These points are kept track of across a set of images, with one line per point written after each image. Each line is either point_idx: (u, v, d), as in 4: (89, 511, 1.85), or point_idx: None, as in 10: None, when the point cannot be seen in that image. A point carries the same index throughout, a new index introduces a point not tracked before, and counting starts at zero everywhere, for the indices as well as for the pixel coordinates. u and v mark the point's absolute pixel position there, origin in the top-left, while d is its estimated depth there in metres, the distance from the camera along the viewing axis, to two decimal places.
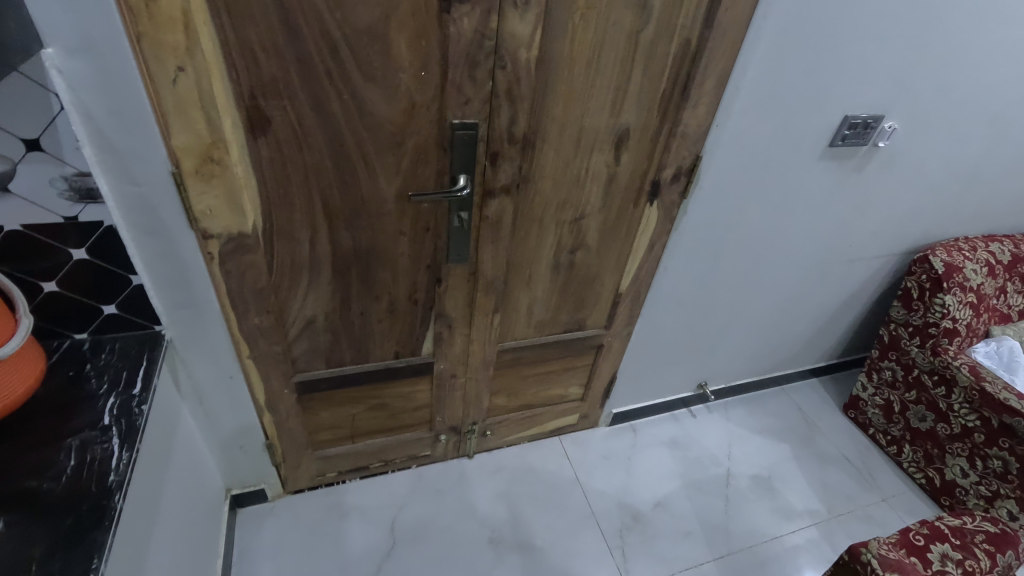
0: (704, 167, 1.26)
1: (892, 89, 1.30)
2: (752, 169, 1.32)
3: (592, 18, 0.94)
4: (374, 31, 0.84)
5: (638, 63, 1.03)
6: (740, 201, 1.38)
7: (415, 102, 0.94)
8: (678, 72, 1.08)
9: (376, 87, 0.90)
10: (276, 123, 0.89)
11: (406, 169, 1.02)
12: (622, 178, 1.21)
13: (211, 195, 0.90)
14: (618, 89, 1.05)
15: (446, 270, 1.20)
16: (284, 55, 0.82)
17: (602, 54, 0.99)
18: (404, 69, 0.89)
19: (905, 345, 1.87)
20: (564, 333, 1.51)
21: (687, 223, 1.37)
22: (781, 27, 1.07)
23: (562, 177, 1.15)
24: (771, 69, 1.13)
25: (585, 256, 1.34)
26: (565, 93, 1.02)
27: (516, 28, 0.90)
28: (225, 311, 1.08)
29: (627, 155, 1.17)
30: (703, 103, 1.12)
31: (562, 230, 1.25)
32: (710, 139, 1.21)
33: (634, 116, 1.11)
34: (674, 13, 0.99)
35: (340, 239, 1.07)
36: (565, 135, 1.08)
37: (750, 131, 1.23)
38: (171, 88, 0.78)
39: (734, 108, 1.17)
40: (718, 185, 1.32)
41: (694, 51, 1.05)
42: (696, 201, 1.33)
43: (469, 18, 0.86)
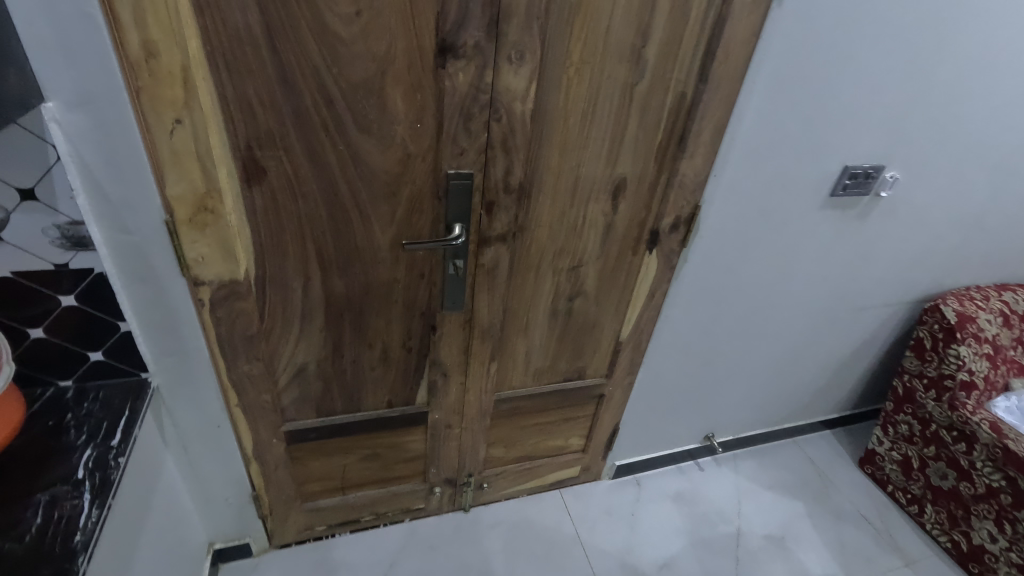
0: (703, 216, 1.25)
1: (891, 139, 1.30)
2: (753, 217, 1.31)
3: (586, 72, 0.95)
4: (371, 85, 0.86)
5: (634, 114, 1.04)
6: (742, 250, 1.37)
7: (410, 153, 0.94)
8: (674, 123, 1.08)
9: (372, 138, 0.91)
10: (271, 173, 0.89)
11: (400, 218, 1.01)
12: (620, 227, 1.20)
13: (203, 243, 0.91)
14: (614, 140, 1.06)
15: (441, 317, 1.17)
16: (281, 108, 0.84)
17: (598, 107, 1.00)
18: (399, 121, 0.90)
19: (920, 398, 1.79)
20: (563, 382, 1.47)
21: (688, 272, 1.35)
22: (775, 81, 1.09)
23: (558, 225, 1.14)
24: (767, 120, 1.14)
25: (584, 304, 1.31)
26: (560, 144, 1.02)
27: (511, 82, 0.91)
28: (214, 359, 1.06)
29: (625, 205, 1.17)
30: (700, 154, 1.13)
31: (560, 277, 1.23)
32: (708, 188, 1.20)
33: (631, 166, 1.11)
34: (668, 67, 1.00)
35: (333, 286, 1.06)
36: (561, 184, 1.08)
37: (748, 180, 1.23)
38: (168, 140, 0.80)
39: (731, 158, 1.17)
40: (718, 232, 1.30)
41: (689, 104, 1.06)
42: (697, 249, 1.31)
43: (464, 73, 0.88)
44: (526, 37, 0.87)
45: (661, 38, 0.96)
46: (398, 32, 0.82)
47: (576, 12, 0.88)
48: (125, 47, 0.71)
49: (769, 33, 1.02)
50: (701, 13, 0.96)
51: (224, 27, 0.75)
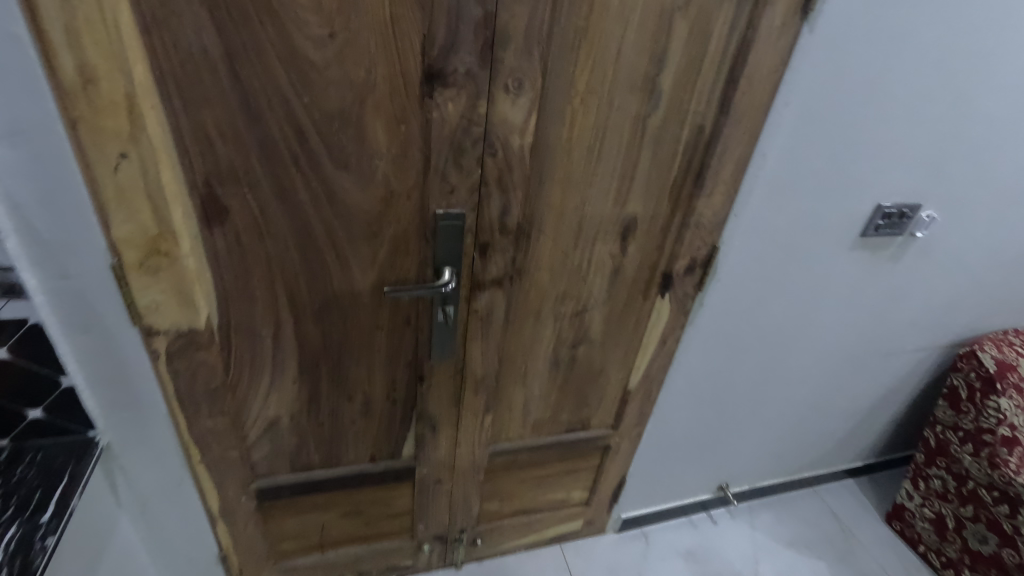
0: (721, 258, 1.13)
1: (929, 177, 1.18)
2: (777, 260, 1.19)
3: (593, 103, 0.85)
4: (348, 115, 0.75)
5: (645, 149, 0.93)
6: (763, 293, 1.25)
7: (394, 191, 0.84)
8: (690, 158, 0.97)
9: (350, 174, 0.80)
10: (235, 211, 0.79)
11: (383, 261, 0.90)
12: (630, 269, 1.09)
13: (157, 289, 0.80)
14: (623, 176, 0.95)
15: (429, 367, 1.06)
16: (244, 141, 0.73)
17: (605, 140, 0.90)
18: (381, 156, 0.80)
19: (955, 452, 1.65)
20: (566, 432, 1.34)
21: (704, 317, 1.23)
22: (804, 113, 0.98)
23: (561, 268, 1.03)
24: (795, 155, 1.03)
25: (589, 351, 1.19)
26: (563, 181, 0.92)
27: (508, 113, 0.81)
28: (172, 413, 0.95)
29: (635, 246, 1.05)
30: (719, 191, 1.01)
31: (562, 323, 1.12)
32: (727, 228, 1.09)
33: (642, 205, 1.00)
34: (685, 97, 0.90)
35: (308, 335, 0.95)
36: (564, 225, 0.97)
37: (772, 219, 1.11)
38: (112, 175, 0.70)
39: (754, 197, 1.06)
40: (737, 275, 1.18)
41: (708, 137, 0.95)
42: (713, 293, 1.19)
43: (454, 103, 0.77)
44: (526, 64, 0.77)
45: (677, 65, 0.86)
46: (378, 56, 0.72)
47: (581, 37, 0.78)
48: (57, 71, 0.62)
49: (799, 62, 0.91)
50: (722, 39, 0.86)
51: (177, 50, 0.66)
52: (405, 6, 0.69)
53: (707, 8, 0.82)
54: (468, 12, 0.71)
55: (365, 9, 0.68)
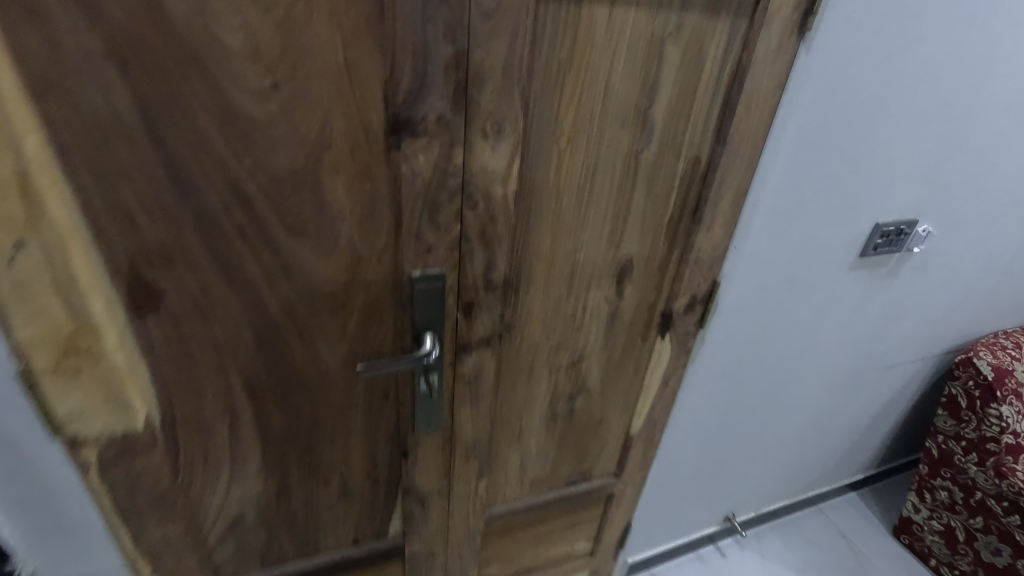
0: (722, 292, 1.05)
1: (924, 192, 1.14)
2: (777, 289, 1.13)
3: (581, 142, 0.76)
4: (301, 176, 0.64)
5: (639, 186, 0.84)
6: (764, 322, 1.18)
7: (361, 255, 0.72)
8: (686, 192, 0.89)
9: (308, 241, 0.69)
10: (170, 296, 0.66)
11: (354, 333, 0.79)
12: (627, 313, 0.99)
13: (80, 394, 0.66)
14: (617, 218, 0.86)
15: (413, 440, 0.94)
16: (176, 214, 0.61)
17: (597, 181, 0.81)
18: (344, 218, 0.69)
19: (960, 462, 1.61)
20: (566, 486, 1.24)
21: (705, 353, 1.15)
22: (802, 138, 0.91)
23: (553, 320, 0.93)
24: (794, 181, 0.96)
25: (587, 402, 1.09)
26: (552, 228, 0.82)
27: (488, 160, 0.71)
28: (111, 529, 0.80)
29: (631, 289, 0.96)
30: (719, 224, 0.94)
31: (557, 376, 1.01)
32: (727, 262, 1.01)
33: (638, 246, 0.91)
34: (679, 129, 0.81)
35: (271, 421, 0.82)
36: (554, 273, 0.87)
37: (772, 248, 1.04)
38: (6, 271, 0.55)
39: (754, 228, 0.99)
40: (737, 307, 1.11)
41: (705, 170, 0.87)
42: (714, 329, 1.11)
43: (426, 154, 0.67)
44: (505, 105, 0.67)
45: (670, 96, 0.78)
46: (334, 107, 0.61)
47: (565, 73, 0.70)
48: None
49: (796, 84, 0.85)
50: (716, 65, 0.78)
51: (81, 115, 0.53)
52: (362, 49, 0.59)
53: (699, 33, 0.74)
54: (437, 52, 0.61)
55: (314, 54, 0.58)
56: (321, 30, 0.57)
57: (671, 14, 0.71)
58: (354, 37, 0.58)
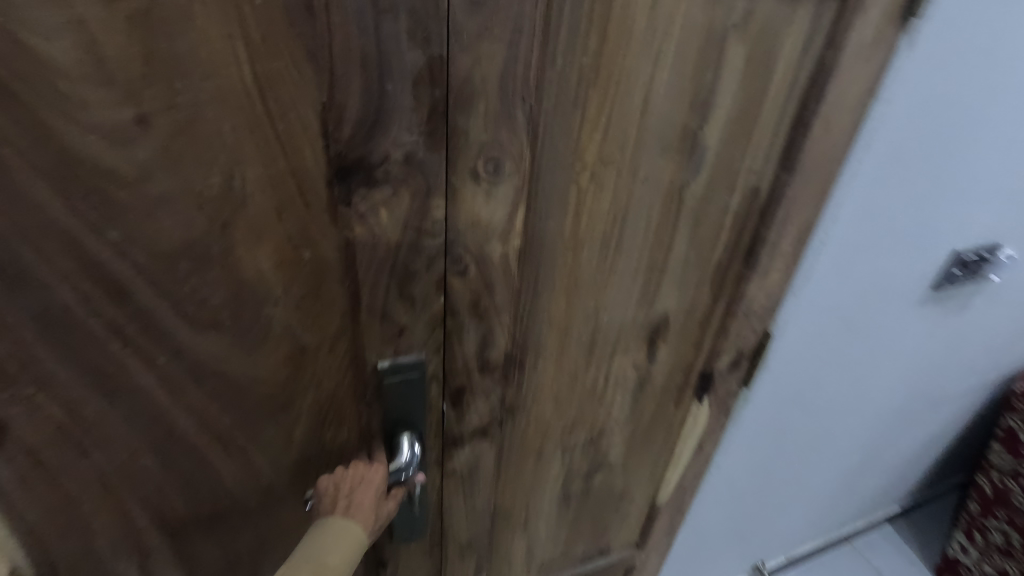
0: (774, 344, 0.86)
1: (1013, 212, 0.94)
2: (836, 333, 0.93)
3: (608, 179, 0.56)
4: (204, 249, 0.43)
5: (682, 229, 0.64)
6: (819, 371, 0.98)
7: (306, 344, 0.52)
8: (740, 231, 0.68)
9: (226, 335, 0.48)
10: (19, 426, 0.44)
11: (305, 440, 0.58)
12: (658, 376, 0.80)
13: None
14: (651, 269, 0.65)
15: (392, 549, 0.74)
16: (7, 316, 0.40)
17: (628, 227, 0.60)
18: (277, 300, 0.48)
19: (1018, 502, 1.44)
20: (580, 563, 1.04)
21: (748, 410, 0.96)
22: (888, 158, 0.71)
23: (568, 395, 0.73)
24: (872, 211, 0.76)
25: (607, 477, 0.90)
26: (568, 288, 0.62)
27: (481, 211, 0.50)
28: None
29: (665, 349, 0.76)
30: (778, 268, 0.73)
31: (572, 455, 0.82)
32: (782, 310, 0.81)
33: (676, 300, 0.71)
34: (737, 153, 0.61)
35: (197, 554, 0.61)
36: (570, 342, 0.67)
37: (836, 289, 0.84)
38: None
39: (819, 268, 0.79)
40: (788, 358, 0.91)
41: (766, 202, 0.67)
42: (762, 383, 0.92)
43: (392, 209, 0.46)
44: (505, 135, 0.47)
45: (728, 111, 0.57)
46: (244, 147, 0.40)
47: (588, 86, 0.49)
48: None
49: (887, 90, 0.64)
50: (793, 66, 0.57)
51: None
52: (282, 59, 0.37)
53: (774, 23, 0.53)
54: (400, 62, 0.40)
55: (201, 70, 0.36)
56: (211, 32, 0.35)
57: None
58: (267, 42, 0.37)
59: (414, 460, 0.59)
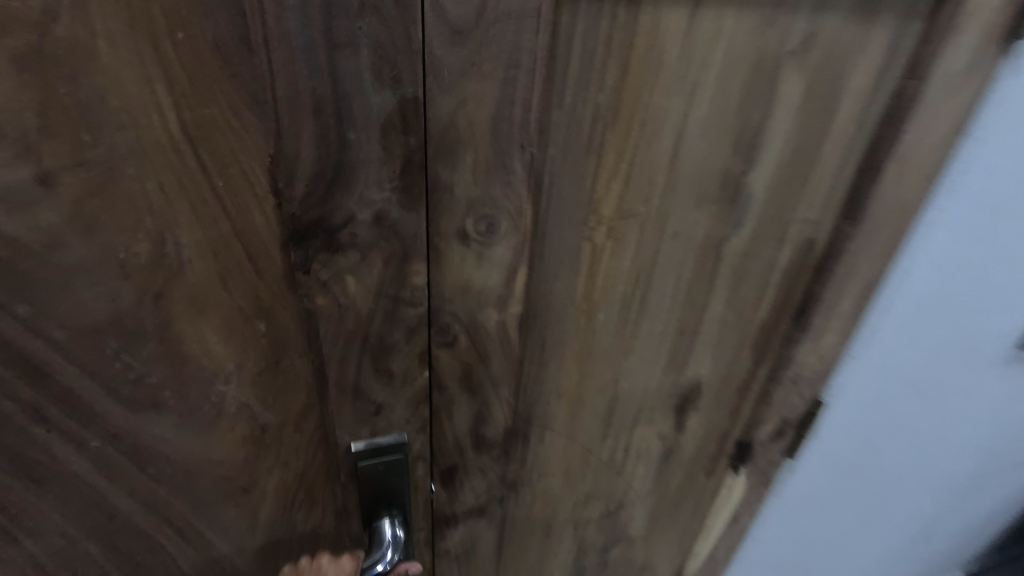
0: (826, 416, 0.72)
1: None
2: (907, 404, 0.77)
3: (630, 234, 0.46)
4: (135, 323, 0.36)
5: (719, 289, 0.54)
6: (882, 449, 0.82)
7: (267, 423, 0.44)
8: (789, 289, 0.57)
9: (170, 415, 0.41)
10: None
11: (272, 524, 0.51)
12: (687, 446, 0.69)
13: None
14: (681, 333, 0.56)
15: None
16: None
17: (653, 288, 0.51)
18: (228, 377, 0.40)
19: None
20: None
21: (793, 491, 0.81)
22: (976, 203, 0.58)
23: (582, 469, 0.63)
24: (953, 266, 0.63)
25: (626, 551, 0.79)
26: (580, 356, 0.53)
27: (472, 276, 0.42)
28: None
29: (696, 417, 0.66)
30: (835, 329, 0.61)
31: (585, 531, 0.72)
32: (836, 376, 0.69)
33: (711, 366, 0.61)
34: (790, 201, 0.51)
35: None
36: (584, 414, 0.58)
37: (905, 353, 0.70)
38: None
39: (883, 331, 0.66)
40: (844, 431, 0.75)
41: (823, 256, 0.56)
42: (810, 462, 0.77)
43: (360, 276, 0.38)
44: (499, 189, 0.39)
45: (780, 153, 0.47)
46: (175, 209, 0.33)
47: (604, 128, 0.40)
48: None
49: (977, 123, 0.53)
50: (862, 98, 0.47)
51: None
52: (214, 105, 0.30)
53: (840, 47, 0.43)
54: (363, 106, 0.32)
55: (113, 119, 0.29)
56: (123, 74, 0.28)
57: (796, 20, 0.41)
58: (194, 84, 0.29)
59: (397, 545, 0.52)
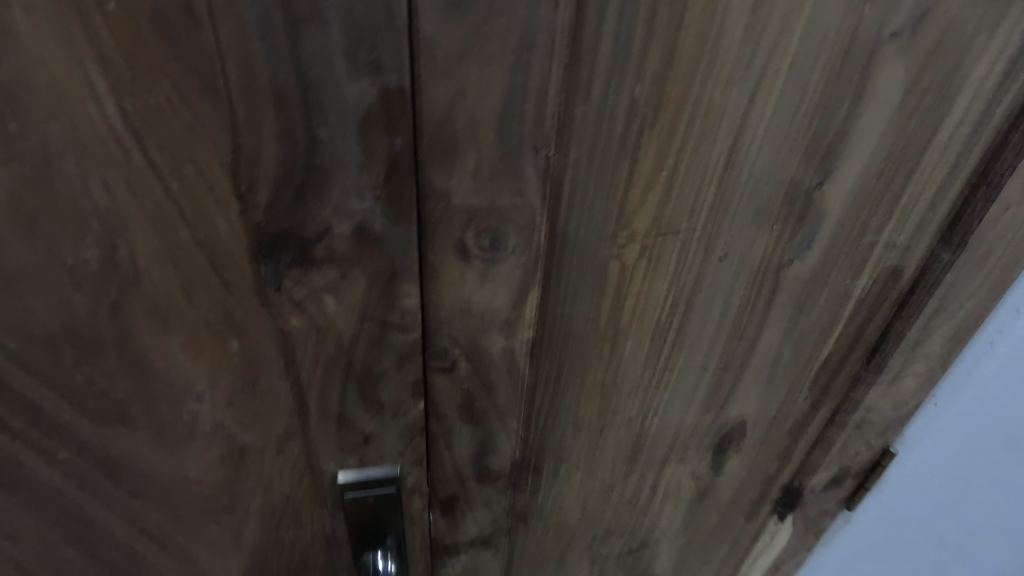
0: (893, 473, 0.60)
1: None
2: (1013, 480, 0.61)
3: (670, 252, 0.38)
4: (91, 334, 0.32)
5: (775, 316, 0.45)
6: (971, 535, 0.66)
7: (246, 445, 0.40)
8: (866, 321, 0.47)
9: (138, 431, 0.37)
10: None
11: (256, 547, 0.46)
12: (725, 488, 0.58)
13: None
14: (725, 365, 0.47)
15: None
16: None
17: (694, 314, 0.43)
18: (200, 396, 0.36)
19: None
20: None
21: (843, 556, 0.68)
22: None
23: (602, 509, 0.56)
24: None
25: None
26: (604, 389, 0.45)
27: (473, 296, 0.36)
28: None
29: (740, 457, 0.56)
30: (919, 370, 0.50)
31: (604, 573, 0.63)
32: (913, 428, 0.56)
33: (761, 403, 0.51)
34: (874, 219, 0.41)
35: None
36: (607, 450, 0.50)
37: (1011, 413, 0.55)
38: None
39: (979, 383, 0.53)
40: (920, 494, 0.62)
41: (909, 289, 0.45)
42: (868, 524, 0.65)
43: (341, 295, 0.33)
44: (508, 198, 0.33)
45: (866, 162, 0.38)
46: (125, 210, 0.28)
47: (642, 128, 0.33)
48: None
49: None
50: (982, 97, 0.37)
51: None
52: (160, 91, 0.26)
53: (955, 31, 0.34)
54: (337, 97, 0.27)
55: (44, 107, 0.25)
56: (50, 54, 0.24)
57: None
58: (135, 68, 0.25)
59: None
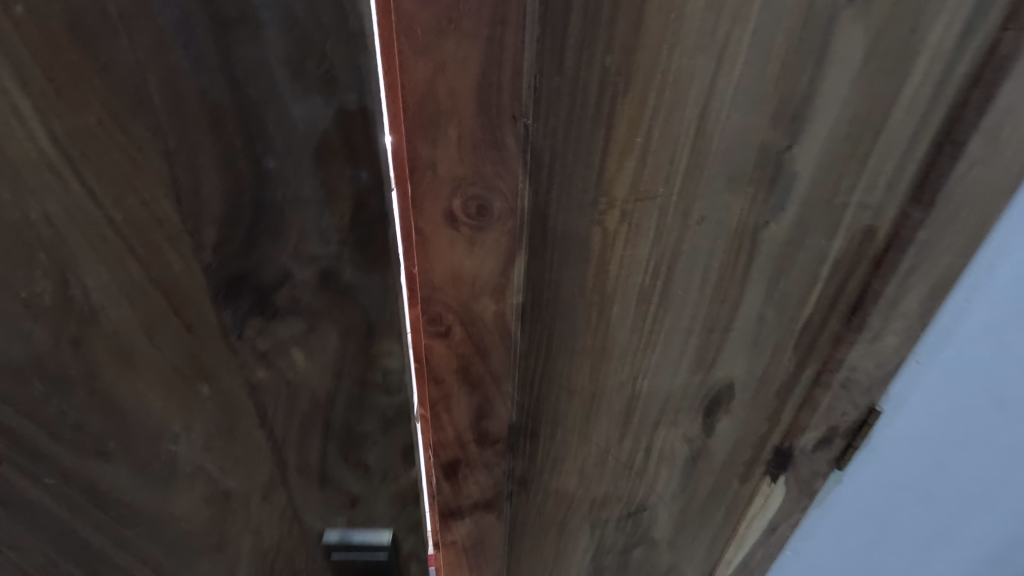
0: (882, 434, 0.60)
1: None
2: (1001, 435, 0.61)
3: (651, 216, 0.38)
4: (54, 370, 0.32)
5: (755, 273, 0.44)
6: (961, 490, 0.67)
7: (230, 490, 0.40)
8: (845, 279, 0.47)
9: (118, 464, 0.36)
10: None
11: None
12: (719, 449, 0.59)
13: None
14: (710, 327, 0.47)
15: None
16: None
17: (677, 277, 0.42)
18: (178, 428, 0.36)
19: None
20: None
21: (837, 519, 0.68)
22: None
23: (599, 476, 0.56)
24: None
25: (653, 556, 0.68)
26: (593, 356, 0.46)
27: (462, 263, 0.37)
28: None
29: (731, 419, 0.56)
30: (903, 329, 0.48)
31: (605, 537, 0.63)
32: (898, 387, 0.56)
33: (747, 365, 0.52)
34: (846, 176, 0.41)
35: None
36: (604, 415, 0.51)
37: (995, 369, 0.56)
38: None
39: (961, 340, 0.53)
40: (909, 452, 0.62)
41: (884, 248, 0.45)
42: (860, 486, 0.65)
43: (311, 348, 0.35)
44: (489, 166, 0.33)
45: (833, 123, 0.37)
46: (70, 237, 0.28)
47: (614, 96, 0.33)
48: None
49: None
50: (941, 56, 0.36)
51: None
52: (94, 112, 0.26)
53: None
54: (284, 116, 0.27)
55: None
56: None
57: None
58: (59, 90, 0.25)
59: None
